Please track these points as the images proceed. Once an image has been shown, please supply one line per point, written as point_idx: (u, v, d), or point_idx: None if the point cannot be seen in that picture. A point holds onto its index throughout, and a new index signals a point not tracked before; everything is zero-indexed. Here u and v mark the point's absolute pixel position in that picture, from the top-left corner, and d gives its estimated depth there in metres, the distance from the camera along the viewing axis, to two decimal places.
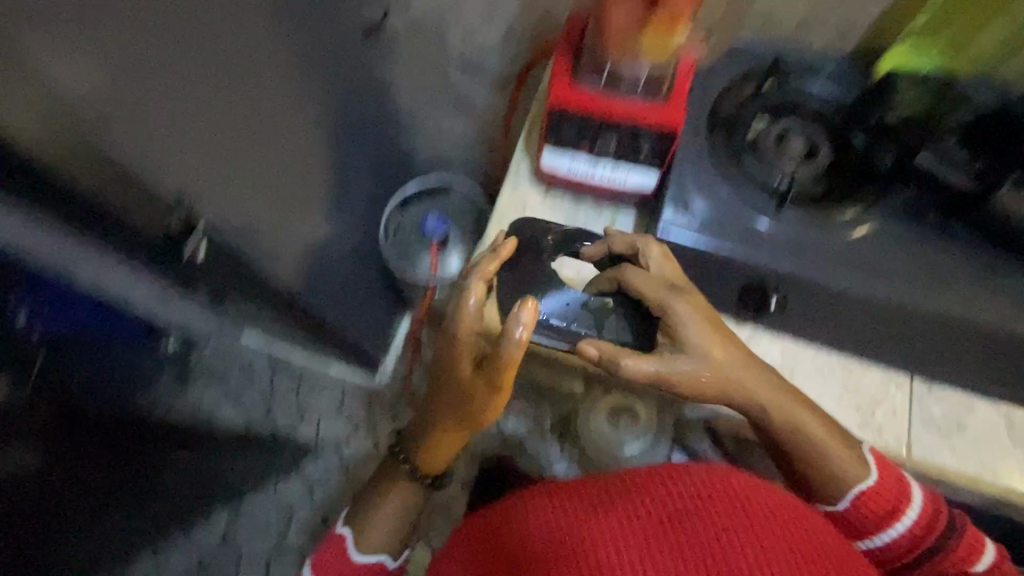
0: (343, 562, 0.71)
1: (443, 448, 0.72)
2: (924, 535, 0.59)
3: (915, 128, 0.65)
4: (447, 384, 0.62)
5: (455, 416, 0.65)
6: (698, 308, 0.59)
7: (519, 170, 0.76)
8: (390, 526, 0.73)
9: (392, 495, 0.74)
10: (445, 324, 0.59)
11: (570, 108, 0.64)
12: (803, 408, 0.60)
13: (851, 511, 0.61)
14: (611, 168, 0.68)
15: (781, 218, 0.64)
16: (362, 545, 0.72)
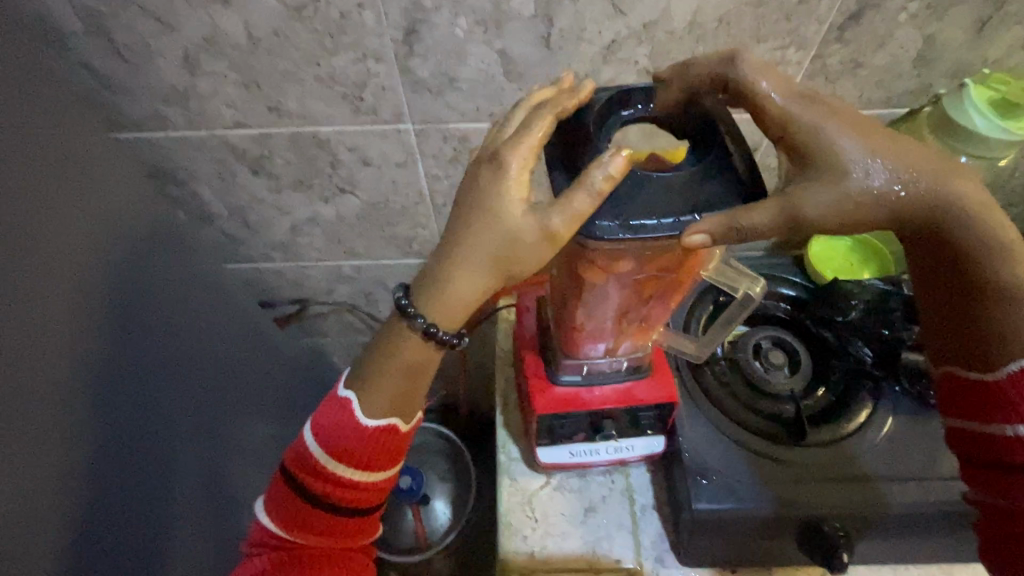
0: (340, 416, 0.47)
1: (469, 302, 0.42)
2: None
3: (880, 321, 0.65)
4: (500, 215, 0.38)
5: (504, 236, 0.39)
6: (843, 121, 0.39)
7: (513, 460, 0.69)
8: (391, 389, 0.46)
9: (396, 355, 0.45)
10: (501, 144, 0.39)
11: (559, 411, 0.59)
12: (986, 222, 0.42)
13: (1019, 380, 0.44)
14: (614, 443, 0.63)
15: (805, 448, 0.61)
16: (369, 406, 0.47)
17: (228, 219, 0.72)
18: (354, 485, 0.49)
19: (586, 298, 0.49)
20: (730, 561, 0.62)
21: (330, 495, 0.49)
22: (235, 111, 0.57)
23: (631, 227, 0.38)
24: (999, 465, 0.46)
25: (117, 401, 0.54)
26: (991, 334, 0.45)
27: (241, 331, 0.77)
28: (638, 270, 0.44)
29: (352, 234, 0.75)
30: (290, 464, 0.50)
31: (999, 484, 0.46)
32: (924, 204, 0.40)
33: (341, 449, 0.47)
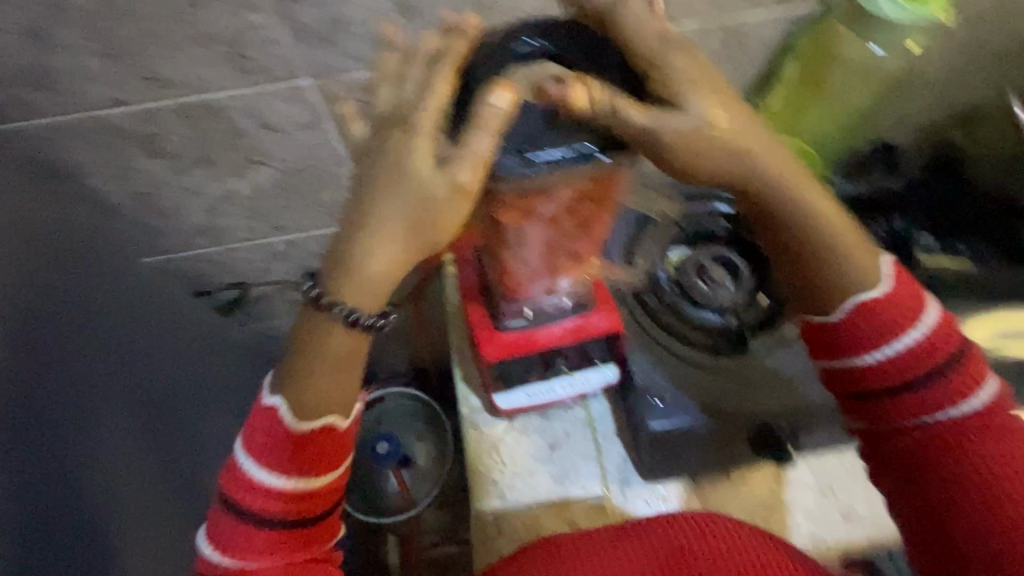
0: (270, 425, 0.45)
1: (382, 279, 0.40)
2: (935, 355, 0.46)
3: None
4: (410, 176, 0.37)
5: (415, 201, 0.37)
6: (695, 74, 0.39)
7: (475, 409, 0.70)
8: (318, 380, 0.44)
9: (321, 349, 0.43)
10: (404, 103, 0.37)
11: (508, 355, 0.59)
12: (803, 190, 0.44)
13: (860, 319, 0.46)
14: (569, 378, 0.64)
15: (750, 356, 0.63)
16: (299, 404, 0.44)
17: (135, 209, 0.67)
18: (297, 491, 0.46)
19: (512, 240, 0.47)
20: (690, 471, 0.65)
21: (274, 506, 0.46)
22: (108, 87, 0.52)
23: (528, 156, 0.37)
24: (864, 397, 0.49)
25: (33, 420, 0.51)
26: (813, 277, 0.47)
27: (164, 329, 0.72)
28: (557, 204, 0.43)
29: (275, 206, 0.71)
30: (227, 486, 0.47)
31: (872, 414, 0.49)
32: (743, 166, 0.42)
33: (273, 453, 0.45)
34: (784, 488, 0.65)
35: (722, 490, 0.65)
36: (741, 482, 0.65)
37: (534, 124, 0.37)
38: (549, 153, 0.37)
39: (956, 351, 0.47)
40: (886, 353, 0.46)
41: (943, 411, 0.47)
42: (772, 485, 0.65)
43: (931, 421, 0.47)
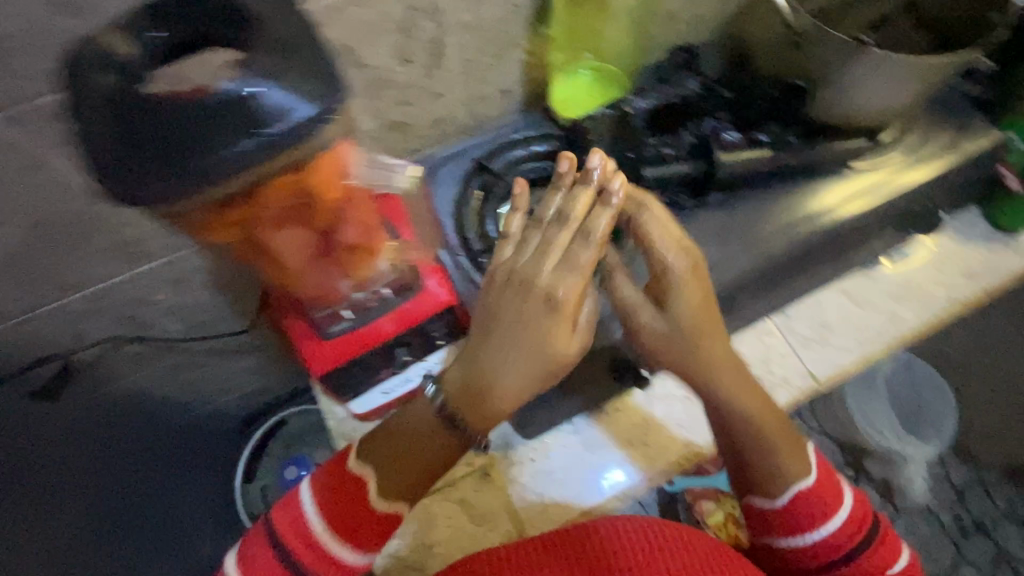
0: (343, 485, 0.46)
1: (522, 392, 0.47)
2: (852, 541, 0.50)
3: (620, 147, 0.65)
4: (523, 321, 0.46)
5: (546, 360, 0.46)
6: (694, 300, 0.51)
7: (342, 419, 0.66)
8: (405, 458, 0.48)
9: (435, 438, 0.48)
10: (522, 266, 0.48)
11: (339, 363, 0.55)
12: (714, 377, 0.53)
13: (791, 505, 0.51)
14: (425, 363, 0.61)
15: None
16: (383, 481, 0.47)
17: None
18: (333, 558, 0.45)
19: (275, 251, 0.40)
20: (562, 416, 0.66)
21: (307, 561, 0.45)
22: None
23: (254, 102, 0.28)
24: (778, 556, 0.53)
25: None
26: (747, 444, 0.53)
27: None
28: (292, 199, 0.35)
29: (46, 264, 0.60)
30: (278, 515, 0.46)
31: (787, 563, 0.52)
32: (689, 359, 0.53)
33: (331, 514, 0.45)
34: (654, 406, 0.67)
35: (599, 425, 0.67)
36: (613, 412, 0.67)
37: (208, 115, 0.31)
38: (279, 95, 0.29)
39: (871, 546, 0.50)
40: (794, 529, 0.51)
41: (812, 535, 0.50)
42: (641, 406, 0.67)
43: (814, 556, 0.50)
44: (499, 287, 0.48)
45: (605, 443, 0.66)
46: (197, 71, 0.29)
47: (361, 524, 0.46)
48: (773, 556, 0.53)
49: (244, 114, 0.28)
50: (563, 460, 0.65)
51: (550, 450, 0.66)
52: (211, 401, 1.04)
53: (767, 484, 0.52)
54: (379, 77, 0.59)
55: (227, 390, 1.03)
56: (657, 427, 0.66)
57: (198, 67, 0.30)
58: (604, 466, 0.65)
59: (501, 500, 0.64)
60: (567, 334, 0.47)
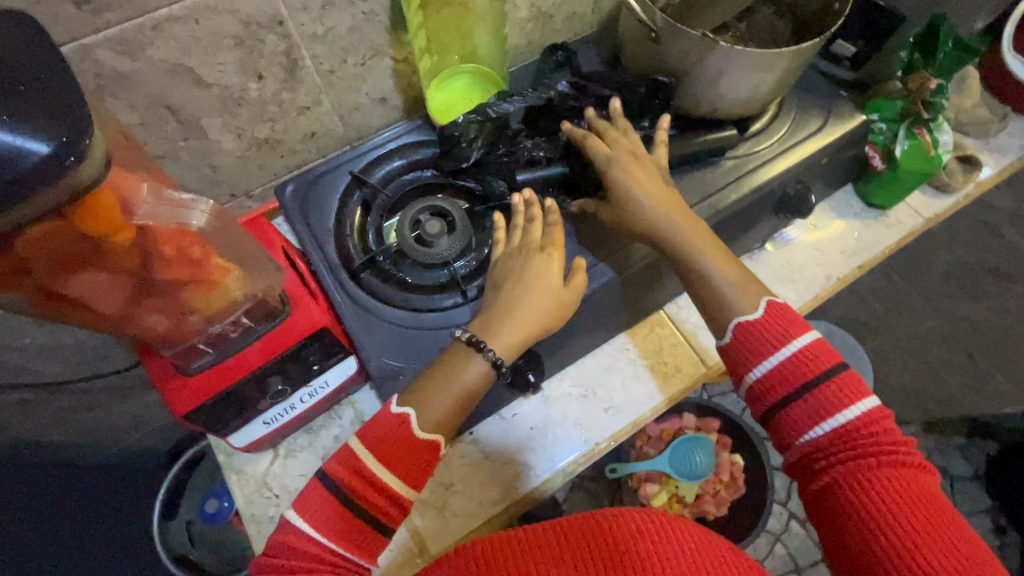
0: (394, 425, 0.50)
1: (518, 329, 0.55)
2: (812, 368, 0.49)
3: (497, 152, 0.65)
4: (527, 277, 0.57)
5: (548, 300, 0.56)
6: (639, 170, 0.60)
7: (231, 454, 0.63)
8: (441, 403, 0.52)
9: (457, 397, 0.52)
10: (525, 236, 0.60)
11: (206, 401, 0.52)
12: (696, 245, 0.57)
13: (744, 335, 0.53)
14: (307, 389, 0.60)
15: (473, 301, 0.62)
16: (427, 414, 0.51)
17: None
18: (384, 489, 0.48)
19: (84, 298, 0.37)
20: (461, 427, 0.65)
21: (365, 496, 0.47)
22: None
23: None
24: (766, 417, 0.52)
25: None
26: (706, 294, 0.57)
27: None
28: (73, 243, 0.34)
29: None
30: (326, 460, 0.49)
31: (773, 421, 0.51)
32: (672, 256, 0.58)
33: (377, 448, 0.49)
34: (552, 407, 0.68)
35: (499, 431, 0.67)
36: (513, 416, 0.67)
37: None
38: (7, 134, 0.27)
39: (833, 377, 0.49)
40: (762, 368, 0.51)
41: (770, 364, 0.50)
42: (540, 408, 0.68)
43: (785, 404, 0.50)
44: (511, 250, 0.60)
45: (507, 449, 0.66)
46: None
47: (410, 452, 0.50)
48: (768, 424, 0.52)
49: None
50: (467, 470, 0.65)
51: (452, 462, 0.65)
52: (118, 440, 0.98)
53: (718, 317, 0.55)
54: (230, 95, 0.56)
55: (135, 426, 0.97)
56: (557, 426, 0.67)
57: None
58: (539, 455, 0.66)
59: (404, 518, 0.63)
60: (557, 286, 0.57)
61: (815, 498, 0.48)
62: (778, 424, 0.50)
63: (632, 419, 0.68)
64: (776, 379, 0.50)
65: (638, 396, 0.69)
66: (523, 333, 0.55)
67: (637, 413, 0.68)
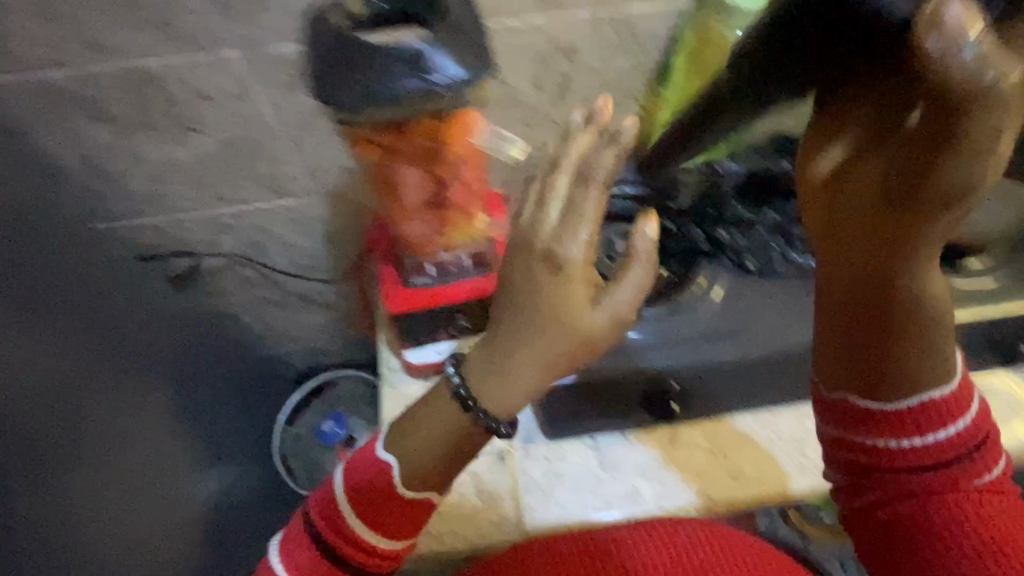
0: (367, 471, 0.50)
1: (523, 390, 0.46)
2: (968, 443, 0.49)
3: (707, 203, 0.73)
4: (551, 311, 0.43)
5: (561, 333, 0.43)
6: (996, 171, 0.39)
7: (392, 370, 0.72)
8: (424, 458, 0.49)
9: (435, 443, 0.49)
10: (539, 233, 0.43)
11: (410, 311, 0.63)
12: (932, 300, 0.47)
13: (907, 411, 0.49)
14: (477, 337, 0.67)
15: (644, 320, 0.67)
16: (404, 467, 0.49)
17: (83, 174, 0.72)
18: (366, 546, 0.51)
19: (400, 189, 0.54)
20: (590, 429, 0.69)
21: (346, 548, 0.51)
22: (50, 53, 0.58)
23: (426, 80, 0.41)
24: (871, 466, 0.51)
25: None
26: (909, 347, 0.48)
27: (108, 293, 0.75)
28: (420, 138, 0.49)
29: (216, 177, 0.76)
30: (313, 509, 0.52)
31: (891, 476, 0.50)
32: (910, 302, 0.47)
33: (360, 503, 0.50)
34: (678, 448, 0.69)
35: (620, 449, 0.69)
36: (636, 440, 0.69)
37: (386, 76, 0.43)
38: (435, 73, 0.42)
39: (981, 447, 0.50)
40: (915, 441, 0.49)
41: (933, 435, 0.49)
42: (667, 445, 0.69)
43: (914, 470, 0.49)
44: (524, 250, 0.44)
45: (624, 468, 0.68)
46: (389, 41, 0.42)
47: (382, 505, 0.50)
48: (861, 466, 0.52)
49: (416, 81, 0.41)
50: (580, 470, 0.68)
51: (571, 457, 0.68)
52: (282, 343, 1.16)
53: (886, 374, 0.49)
54: (511, 96, 0.71)
55: (301, 339, 1.14)
56: (679, 469, 0.67)
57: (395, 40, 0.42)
58: (656, 488, 0.67)
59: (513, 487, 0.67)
60: (602, 306, 0.42)
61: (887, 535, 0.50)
62: (889, 480, 0.50)
63: (756, 495, 0.66)
64: (906, 438, 0.49)
65: (769, 475, 0.67)
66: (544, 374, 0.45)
67: (763, 491, 0.66)
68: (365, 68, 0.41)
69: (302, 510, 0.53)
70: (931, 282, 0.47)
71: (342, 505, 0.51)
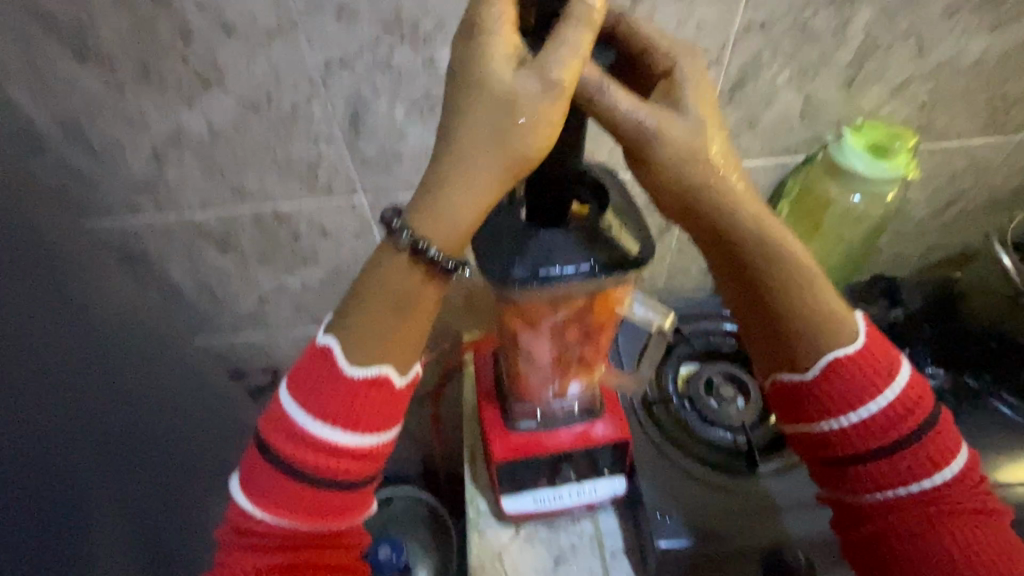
0: (324, 369, 0.37)
1: (470, 215, 0.34)
2: (877, 375, 0.42)
3: None
4: (483, 91, 0.32)
5: (496, 149, 0.32)
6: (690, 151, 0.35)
7: (480, 514, 0.68)
8: (391, 321, 0.36)
9: (400, 302, 0.35)
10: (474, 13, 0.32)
11: (517, 458, 0.60)
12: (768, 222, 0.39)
13: (825, 376, 0.43)
14: (577, 486, 0.63)
15: (761, 474, 0.63)
16: (357, 345, 0.36)
17: (197, 295, 0.75)
18: (342, 451, 0.38)
19: (523, 343, 0.52)
20: None
21: (327, 469, 0.38)
22: (200, 196, 0.62)
23: (593, 263, 0.40)
24: (831, 462, 0.45)
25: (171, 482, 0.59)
26: (800, 331, 0.42)
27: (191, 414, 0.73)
28: (571, 306, 0.46)
29: (318, 301, 0.78)
30: (261, 429, 0.39)
31: (826, 465, 0.46)
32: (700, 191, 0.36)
33: (319, 403, 0.37)
34: None
35: None
36: None
37: (554, 242, 0.40)
38: (588, 262, 0.40)
39: (901, 391, 0.43)
40: (898, 492, 0.44)
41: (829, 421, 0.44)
42: None
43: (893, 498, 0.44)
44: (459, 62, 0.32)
45: None
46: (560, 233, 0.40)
47: (343, 387, 0.37)
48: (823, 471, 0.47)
49: (583, 269, 0.39)
50: None
51: None
52: None
53: (799, 357, 0.43)
54: None
55: None
56: None
57: (562, 218, 0.40)
58: None
59: None
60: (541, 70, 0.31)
61: (852, 519, 0.47)
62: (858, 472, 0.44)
63: None
64: (882, 452, 0.43)
65: None
66: (495, 149, 0.32)
67: None
68: (518, 241, 0.40)
69: (252, 440, 0.40)
70: (796, 266, 0.40)
71: (291, 411, 0.38)
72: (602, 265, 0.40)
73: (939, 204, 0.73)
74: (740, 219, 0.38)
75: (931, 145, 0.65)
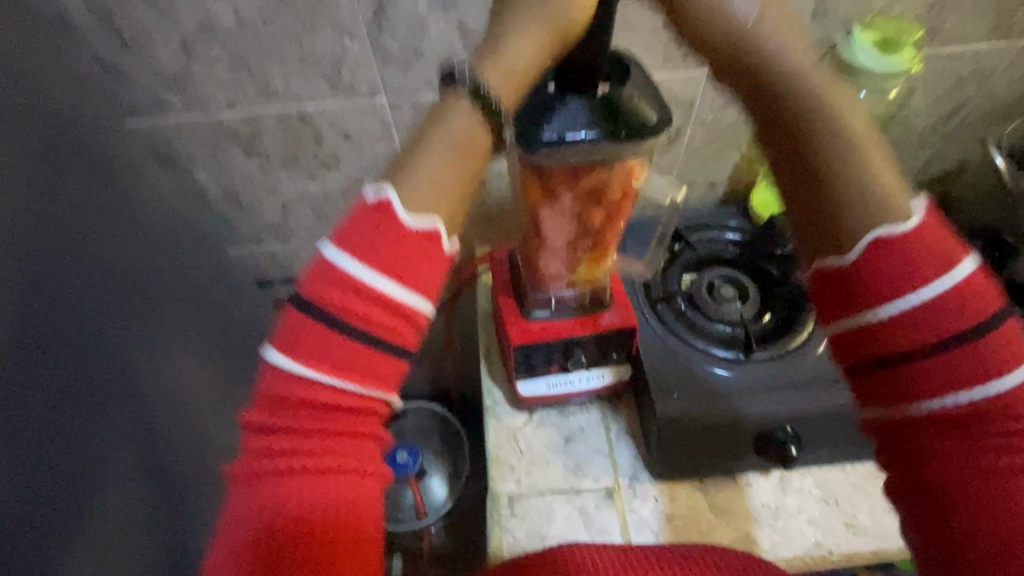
0: (379, 222, 0.37)
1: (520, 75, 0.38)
2: (941, 257, 0.36)
3: None
4: None
5: (544, 19, 0.37)
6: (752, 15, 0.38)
7: (496, 402, 0.75)
8: (451, 173, 0.37)
9: (463, 154, 0.38)
10: None
11: (534, 343, 0.65)
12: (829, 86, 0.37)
13: (875, 255, 0.36)
14: (586, 372, 0.70)
15: (756, 361, 0.68)
16: (415, 192, 0.37)
17: (222, 202, 0.78)
18: (394, 307, 0.37)
19: (542, 226, 0.56)
20: (698, 471, 0.69)
21: (377, 324, 0.37)
22: (227, 93, 0.64)
23: (614, 133, 0.43)
24: (882, 366, 0.38)
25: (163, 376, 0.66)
26: (843, 202, 0.36)
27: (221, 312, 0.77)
28: (590, 182, 0.49)
29: (338, 209, 0.81)
30: (308, 287, 0.37)
31: (875, 371, 0.39)
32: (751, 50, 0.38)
33: (376, 253, 0.36)
34: (787, 494, 0.68)
35: (731, 491, 0.69)
36: (746, 485, 0.69)
37: (577, 114, 0.43)
38: (609, 131, 0.43)
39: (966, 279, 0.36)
40: (947, 406, 0.37)
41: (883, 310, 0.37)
42: (776, 490, 0.68)
43: (941, 410, 0.37)
44: None
45: (733, 513, 0.67)
46: (583, 104, 0.43)
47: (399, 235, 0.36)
48: (869, 380, 0.40)
49: (603, 138, 0.43)
50: (685, 509, 0.68)
51: (678, 497, 0.68)
52: None
53: (840, 235, 0.37)
54: None
55: None
56: (792, 519, 0.67)
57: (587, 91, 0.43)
58: (765, 538, 0.65)
59: (620, 521, 0.67)
60: None
61: (896, 452, 0.40)
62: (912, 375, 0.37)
63: (876, 550, 0.64)
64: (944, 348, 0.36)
65: (890, 530, 0.65)
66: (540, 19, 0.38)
67: (885, 547, 0.64)
68: (545, 111, 0.43)
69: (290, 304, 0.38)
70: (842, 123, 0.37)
71: (342, 263, 0.37)
72: (621, 135, 0.43)
73: (941, 113, 0.75)
74: (783, 67, 0.37)
75: (938, 49, 0.67)
